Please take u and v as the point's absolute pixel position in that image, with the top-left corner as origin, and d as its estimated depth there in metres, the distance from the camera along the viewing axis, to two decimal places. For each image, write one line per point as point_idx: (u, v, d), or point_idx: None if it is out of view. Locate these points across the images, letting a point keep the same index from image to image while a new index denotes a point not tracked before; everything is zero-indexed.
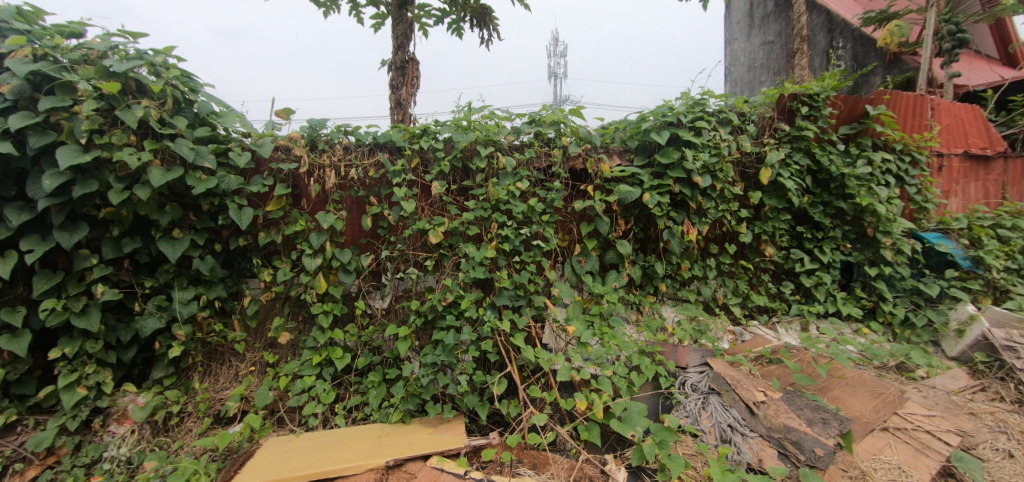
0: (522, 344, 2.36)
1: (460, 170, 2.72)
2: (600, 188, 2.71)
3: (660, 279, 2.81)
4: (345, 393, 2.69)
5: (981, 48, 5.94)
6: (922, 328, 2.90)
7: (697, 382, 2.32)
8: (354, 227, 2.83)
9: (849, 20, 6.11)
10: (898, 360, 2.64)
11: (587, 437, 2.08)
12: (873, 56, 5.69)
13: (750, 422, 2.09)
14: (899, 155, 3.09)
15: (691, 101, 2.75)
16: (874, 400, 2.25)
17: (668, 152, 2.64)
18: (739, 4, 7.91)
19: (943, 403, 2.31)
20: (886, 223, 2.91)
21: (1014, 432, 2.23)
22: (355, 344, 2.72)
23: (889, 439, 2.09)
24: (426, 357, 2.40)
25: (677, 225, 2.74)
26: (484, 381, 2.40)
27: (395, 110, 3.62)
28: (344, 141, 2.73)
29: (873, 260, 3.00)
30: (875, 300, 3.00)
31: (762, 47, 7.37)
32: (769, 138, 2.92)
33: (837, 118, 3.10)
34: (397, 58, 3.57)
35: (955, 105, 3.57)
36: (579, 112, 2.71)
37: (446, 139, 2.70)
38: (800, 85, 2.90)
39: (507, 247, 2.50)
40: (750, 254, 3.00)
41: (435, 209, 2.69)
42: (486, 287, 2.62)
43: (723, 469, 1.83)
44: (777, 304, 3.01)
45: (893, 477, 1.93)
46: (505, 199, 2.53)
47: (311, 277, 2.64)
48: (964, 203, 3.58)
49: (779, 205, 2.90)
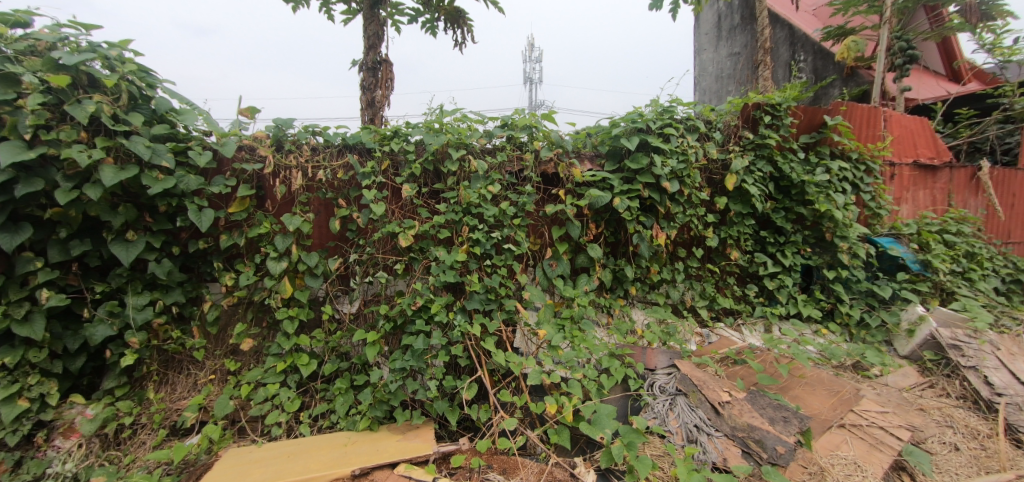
0: (493, 348, 2.34)
1: (431, 173, 2.69)
2: (571, 193, 2.73)
3: (629, 282, 2.85)
4: (311, 401, 2.61)
5: (929, 64, 6.32)
6: (876, 328, 3.04)
7: (665, 383, 2.36)
8: (322, 229, 2.76)
9: (810, 35, 6.40)
10: (854, 359, 2.77)
11: (557, 440, 2.08)
12: (831, 69, 5.99)
13: (715, 422, 2.14)
14: (855, 163, 3.25)
15: (660, 108, 2.81)
16: (832, 398, 2.34)
17: (637, 158, 2.69)
18: (707, 16, 8.17)
19: (895, 400, 2.42)
20: (843, 228, 3.03)
21: (960, 426, 2.35)
22: (322, 350, 2.66)
23: (845, 436, 2.16)
24: (395, 363, 2.36)
25: (646, 229, 2.79)
26: (454, 386, 2.38)
27: (366, 110, 3.56)
28: (312, 141, 2.66)
29: (831, 263, 3.12)
30: (833, 302, 3.13)
31: (728, 58, 7.64)
32: (734, 145, 3.02)
33: (797, 127, 3.22)
34: (368, 59, 3.52)
35: (905, 117, 3.78)
36: (552, 117, 2.73)
37: (417, 141, 2.67)
38: (763, 95, 3.00)
39: (477, 251, 2.48)
40: (716, 258, 3.09)
41: (406, 211, 2.65)
42: (457, 291, 2.60)
43: (689, 468, 1.85)
44: (742, 307, 3.10)
45: (849, 472, 1.98)
46: (476, 202, 2.52)
47: (276, 281, 2.56)
48: (914, 210, 3.78)
49: (744, 210, 2.99)
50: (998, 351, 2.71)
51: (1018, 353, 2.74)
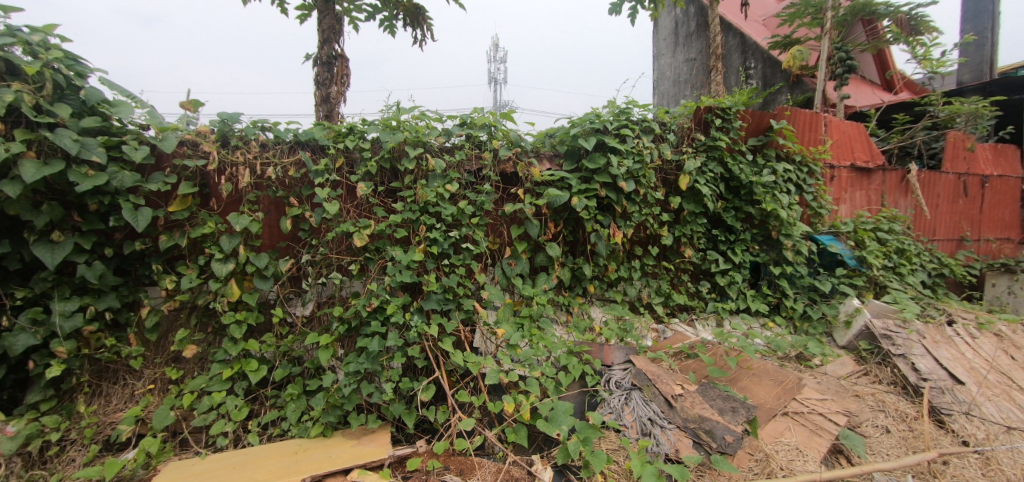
0: (451, 349, 2.32)
1: (388, 171, 2.63)
2: (530, 192, 2.75)
3: (588, 280, 2.89)
4: (260, 409, 2.50)
5: (866, 74, 6.79)
6: (818, 321, 3.23)
7: (621, 379, 2.40)
8: (273, 229, 2.65)
9: (759, 43, 6.73)
10: (797, 351, 2.93)
11: (514, 439, 2.07)
12: (779, 77, 6.33)
13: (668, 415, 2.20)
14: (798, 165, 3.43)
15: (617, 110, 2.87)
16: (776, 388, 2.45)
17: (594, 158, 2.73)
18: (665, 22, 8.41)
19: (833, 388, 2.58)
20: (788, 226, 3.19)
21: (890, 410, 2.52)
22: (273, 355, 2.55)
23: (788, 423, 2.27)
24: (349, 366, 2.30)
25: (604, 228, 2.83)
26: (410, 388, 2.33)
27: (321, 106, 3.44)
28: (260, 137, 2.55)
29: (777, 260, 3.29)
30: (779, 297, 3.29)
31: (685, 63, 7.90)
32: (687, 147, 3.12)
33: (746, 130, 3.35)
34: (323, 53, 3.41)
35: (844, 123, 4.02)
36: (511, 116, 2.73)
37: (374, 138, 2.61)
38: (714, 99, 3.12)
39: (435, 250, 2.45)
40: (671, 256, 3.18)
41: (361, 211, 2.59)
42: (415, 291, 2.56)
43: (643, 461, 1.89)
44: (695, 303, 3.21)
45: (792, 457, 2.09)
46: (434, 201, 2.48)
47: (222, 284, 2.43)
48: (851, 209, 4.03)
49: (697, 209, 3.10)
50: (923, 339, 2.93)
51: (941, 341, 2.97)
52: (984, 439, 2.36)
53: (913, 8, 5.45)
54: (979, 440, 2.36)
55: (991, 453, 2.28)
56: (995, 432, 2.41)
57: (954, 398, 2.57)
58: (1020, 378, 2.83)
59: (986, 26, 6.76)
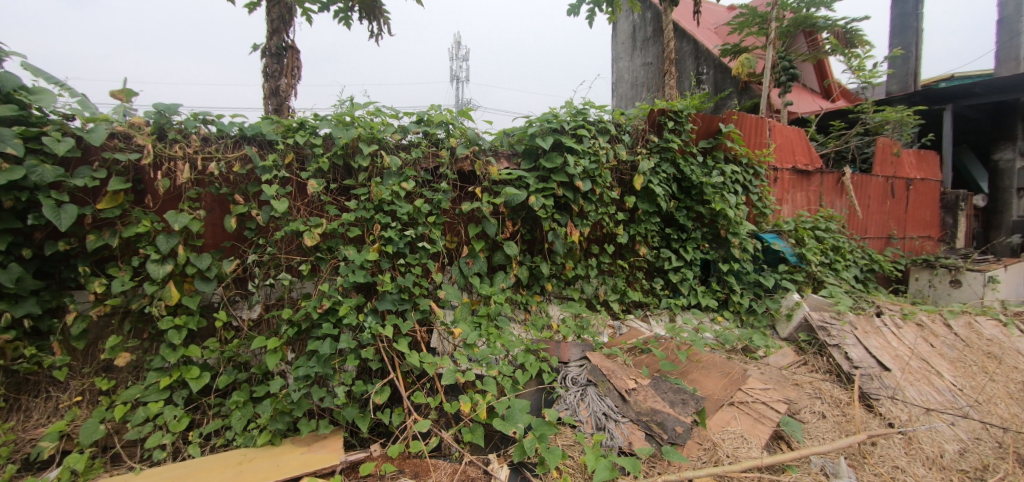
0: (406, 350, 2.28)
1: (341, 168, 2.56)
2: (487, 190, 2.74)
3: (545, 279, 2.92)
4: (202, 418, 2.36)
5: (806, 83, 7.24)
6: (762, 314, 3.41)
7: (577, 375, 2.44)
8: (216, 228, 2.50)
9: (711, 50, 7.03)
10: (743, 343, 3.08)
11: (471, 438, 2.06)
12: (729, 82, 6.70)
13: (622, 409, 2.25)
14: (745, 167, 3.60)
15: (574, 110, 2.91)
16: (723, 379, 2.56)
17: (551, 157, 2.75)
18: (624, 26, 8.62)
19: (775, 378, 2.73)
20: (735, 225, 3.35)
21: (826, 396, 2.69)
22: (216, 361, 2.42)
23: (734, 412, 2.38)
24: (298, 370, 2.21)
25: (561, 226, 2.87)
26: (364, 391, 2.27)
27: (270, 100, 3.29)
28: (202, 131, 2.40)
29: (725, 257, 3.45)
30: (727, 292, 3.45)
31: (642, 67, 8.14)
32: (642, 148, 3.21)
33: (697, 133, 3.48)
34: (272, 44, 3.26)
35: (787, 128, 4.26)
36: (468, 114, 2.71)
37: (326, 134, 2.52)
38: (667, 102, 3.23)
39: (390, 250, 2.39)
40: (627, 254, 3.26)
41: (312, 209, 2.49)
42: (370, 292, 2.50)
43: (597, 455, 1.93)
44: (649, 299, 3.31)
45: (737, 445, 2.19)
46: (388, 199, 2.43)
47: (159, 287, 2.27)
48: (793, 209, 4.27)
49: (650, 208, 3.20)
50: (855, 330, 3.15)
51: (871, 331, 3.20)
52: (907, 420, 2.57)
53: (848, 22, 5.85)
54: (902, 422, 2.56)
55: (912, 433, 2.48)
56: (916, 414, 2.63)
57: (881, 383, 2.78)
58: (937, 363, 3.09)
59: (910, 42, 7.36)
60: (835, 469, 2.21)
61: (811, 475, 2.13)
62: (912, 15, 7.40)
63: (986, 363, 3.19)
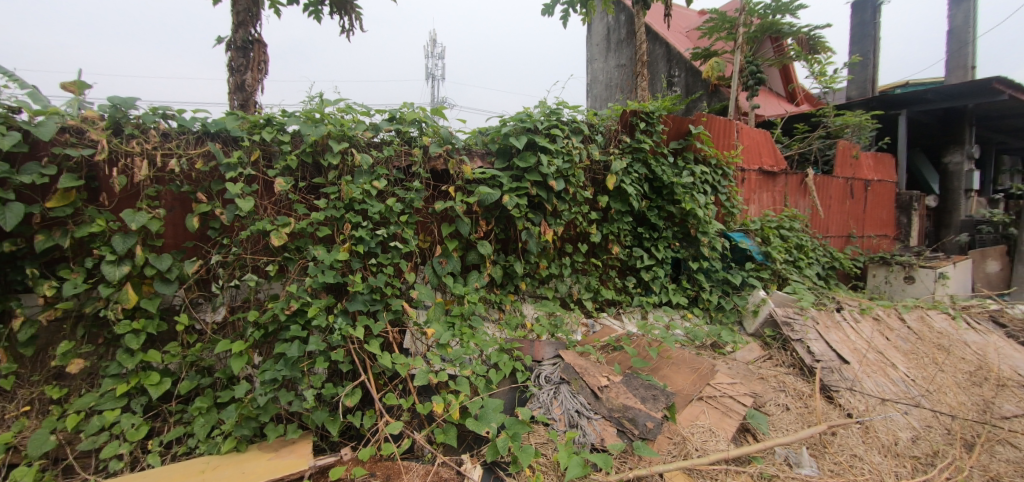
0: (378, 351, 2.24)
1: (310, 166, 2.49)
2: (461, 190, 2.73)
3: (519, 278, 2.92)
4: (163, 426, 2.27)
5: (773, 87, 7.50)
6: (730, 311, 3.52)
7: (550, 373, 2.46)
8: (177, 228, 2.40)
9: (683, 54, 7.20)
10: (712, 339, 3.17)
11: (443, 440, 2.04)
12: (699, 86, 6.89)
13: (594, 406, 2.27)
14: (714, 168, 3.70)
15: (547, 110, 2.92)
16: (692, 375, 2.62)
17: (525, 156, 2.76)
18: (598, 27, 8.72)
19: (741, 372, 2.82)
20: (704, 225, 3.44)
21: (790, 389, 2.79)
22: (177, 366, 2.32)
23: (703, 407, 2.43)
24: (265, 374, 2.15)
25: (535, 226, 2.88)
26: (334, 393, 2.23)
27: (235, 95, 3.18)
28: (161, 126, 2.30)
29: (695, 255, 3.53)
30: (696, 290, 3.54)
31: (616, 69, 8.25)
32: (614, 148, 3.25)
33: (667, 134, 3.55)
34: (238, 37, 3.15)
35: (753, 130, 4.39)
36: (441, 113, 2.69)
37: (295, 131, 2.46)
38: (639, 103, 3.28)
39: (361, 249, 2.35)
40: (599, 253, 3.30)
41: (280, 207, 2.43)
42: (340, 293, 2.45)
43: (570, 452, 1.94)
44: (622, 297, 3.37)
45: (705, 438, 2.25)
46: (359, 198, 2.38)
47: (115, 289, 2.16)
48: (760, 209, 4.41)
49: (622, 208, 3.24)
50: (817, 324, 3.28)
51: (831, 325, 3.34)
52: (864, 410, 2.69)
53: (811, 29, 6.08)
54: (860, 412, 2.68)
55: (869, 423, 2.60)
56: (872, 404, 2.76)
57: (841, 375, 2.90)
58: (892, 356, 3.25)
59: (868, 49, 7.71)
60: (797, 459, 2.32)
61: (776, 465, 2.19)
62: (870, 24, 7.75)
63: (936, 354, 3.37)
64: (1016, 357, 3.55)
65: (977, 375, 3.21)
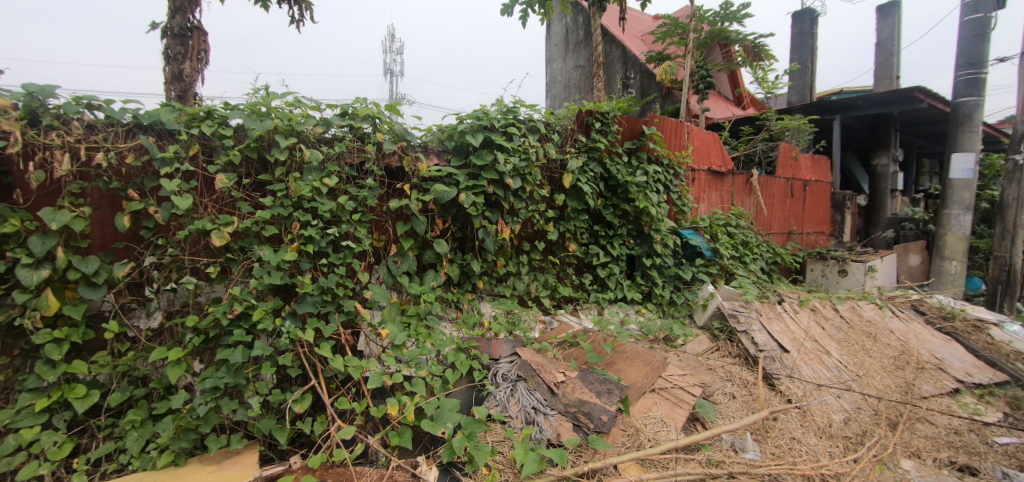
0: (330, 354, 2.17)
1: (256, 162, 2.37)
2: (417, 188, 2.68)
3: (476, 277, 2.92)
4: (90, 442, 2.09)
5: (721, 90, 7.86)
6: (681, 305, 3.67)
7: (507, 371, 2.46)
8: (105, 228, 2.22)
9: (638, 56, 7.42)
10: (665, 333, 3.28)
11: (398, 442, 2.00)
12: (654, 88, 7.14)
13: (550, 401, 2.30)
14: (666, 167, 3.83)
15: (504, 108, 2.92)
16: (645, 368, 2.70)
17: (481, 154, 2.75)
18: (556, 28, 8.80)
19: (691, 364, 2.93)
20: (657, 222, 3.55)
21: (736, 379, 2.94)
22: (107, 377, 2.15)
23: (655, 398, 2.51)
24: (205, 382, 2.03)
25: (491, 224, 2.87)
26: (282, 400, 2.13)
27: (172, 85, 2.98)
28: (86, 117, 2.12)
29: (649, 252, 3.65)
30: (650, 286, 3.66)
31: (574, 69, 8.38)
32: (570, 147, 3.30)
33: (622, 134, 3.64)
34: (174, 24, 2.94)
35: (703, 132, 4.58)
36: (395, 108, 2.63)
37: (238, 125, 2.33)
38: (594, 103, 3.35)
39: (310, 249, 2.26)
40: (557, 251, 3.35)
41: (222, 206, 2.30)
42: (289, 294, 2.35)
43: (526, 448, 1.96)
44: (579, 294, 3.43)
45: (657, 429, 2.33)
46: (308, 195, 2.29)
47: (32, 295, 1.96)
48: (709, 207, 4.61)
49: (579, 206, 3.30)
50: (761, 316, 3.47)
51: (773, 317, 3.55)
52: (802, 396, 2.87)
53: (756, 37, 6.42)
54: (798, 397, 2.86)
55: (806, 407, 2.77)
56: (809, 389, 2.95)
57: (782, 364, 3.08)
58: (827, 344, 3.49)
59: (807, 58, 8.22)
60: (743, 445, 2.44)
61: (722, 451, 2.30)
62: (809, 34, 8.27)
63: (865, 342, 3.64)
64: (933, 342, 3.90)
65: (900, 359, 3.50)
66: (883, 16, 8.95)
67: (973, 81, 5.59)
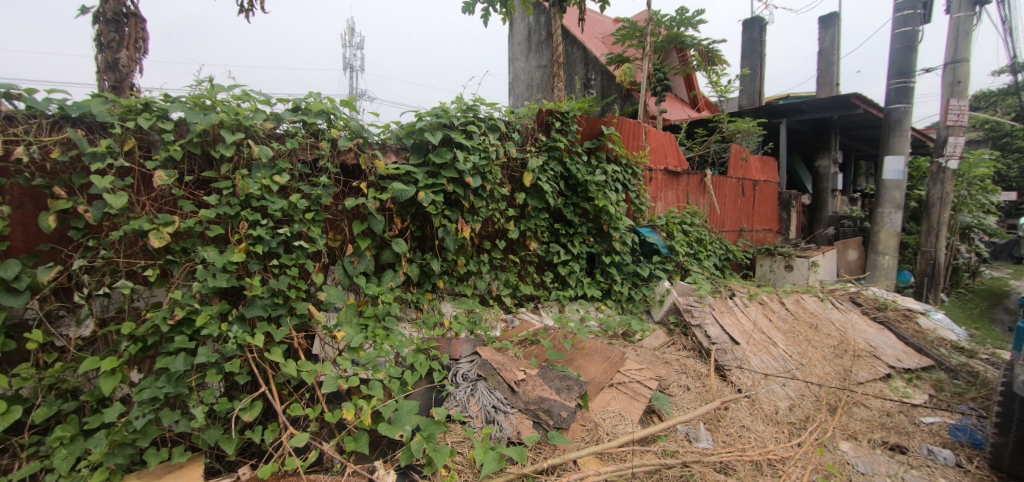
0: (281, 359, 2.09)
1: (199, 158, 2.24)
2: (374, 186, 2.63)
3: (436, 276, 2.88)
4: (11, 463, 1.91)
5: (678, 93, 8.15)
6: (639, 301, 3.77)
7: (467, 371, 2.45)
8: (28, 229, 2.03)
9: (598, 58, 7.57)
10: (623, 329, 3.37)
11: (354, 448, 1.95)
12: (613, 89, 7.32)
13: (511, 400, 2.31)
14: (624, 167, 3.91)
15: (464, 106, 2.90)
16: (604, 363, 2.76)
17: (441, 152, 2.72)
18: (519, 27, 8.82)
19: (648, 358, 3.03)
20: (615, 221, 3.63)
21: (690, 371, 3.05)
22: (31, 391, 1.97)
23: (614, 393, 2.57)
24: (143, 393, 1.91)
25: (451, 223, 2.84)
26: (229, 409, 2.03)
27: (105, 74, 2.76)
28: (4, 108, 1.93)
29: (608, 250, 3.73)
30: (609, 283, 3.74)
31: (537, 69, 8.45)
32: (530, 146, 3.33)
33: (582, 134, 3.70)
34: (108, 8, 2.73)
35: (659, 133, 4.72)
36: (351, 104, 2.56)
37: (180, 119, 2.20)
38: (554, 103, 3.38)
39: (260, 250, 2.17)
40: (518, 249, 3.37)
41: (162, 204, 2.16)
42: (236, 297, 2.25)
43: (485, 448, 1.96)
44: (540, 292, 3.47)
45: (615, 422, 2.38)
46: (257, 193, 2.19)
47: None
48: (665, 206, 4.76)
49: (539, 205, 3.33)
50: (714, 310, 3.62)
51: (725, 311, 3.71)
52: (751, 385, 3.01)
53: (709, 43, 6.68)
54: (747, 387, 3.00)
55: (755, 396, 2.92)
56: (758, 379, 3.10)
57: (732, 355, 3.22)
58: (774, 335, 3.69)
59: (756, 63, 8.64)
60: (697, 434, 2.52)
61: (677, 442, 2.39)
62: (758, 41, 8.68)
63: (808, 332, 3.87)
64: (868, 331, 4.20)
65: (839, 348, 3.75)
66: (824, 26, 9.54)
67: (903, 90, 6.05)
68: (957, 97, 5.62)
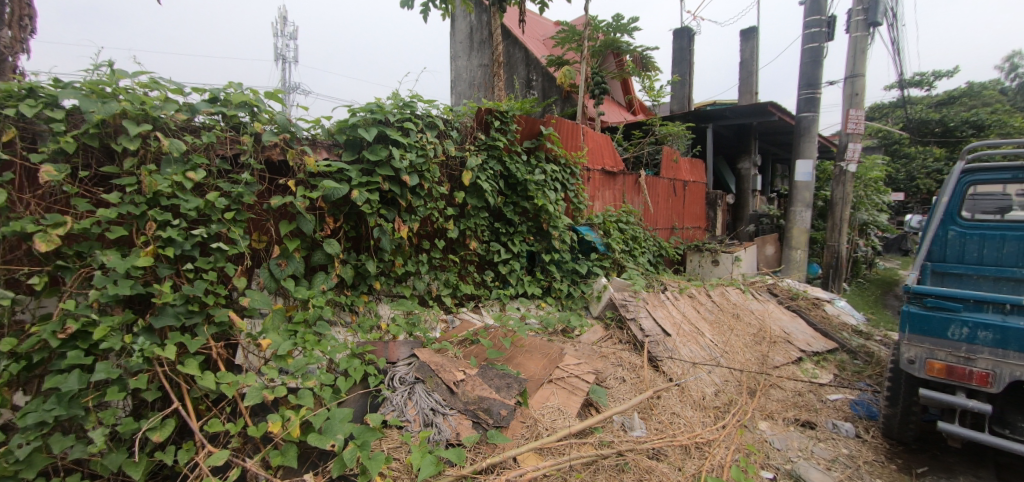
0: (197, 372, 1.92)
1: (97, 151, 2.01)
2: (303, 183, 2.49)
3: (372, 278, 2.79)
4: None
5: (615, 96, 8.48)
6: (577, 298, 3.88)
7: (404, 374, 2.39)
8: None
9: (539, 59, 7.70)
10: (563, 325, 3.44)
11: (281, 462, 1.83)
12: (554, 91, 7.48)
13: (449, 401, 2.29)
14: (563, 167, 3.99)
15: (400, 103, 2.84)
16: (543, 360, 2.82)
17: (375, 150, 2.63)
18: (460, 25, 8.76)
19: (586, 352, 3.14)
20: (554, 219, 3.71)
21: (625, 363, 3.18)
22: None
23: (552, 388, 2.62)
24: (26, 417, 1.68)
25: (388, 222, 2.77)
26: (135, 429, 1.84)
27: None
28: None
29: (547, 248, 3.81)
30: (549, 281, 3.82)
31: (479, 68, 8.46)
32: (469, 145, 3.31)
33: (521, 134, 3.73)
34: None
35: (597, 134, 4.88)
36: (276, 97, 2.41)
37: (73, 107, 1.96)
38: (493, 102, 3.39)
39: (171, 253, 1.98)
40: (457, 248, 3.35)
41: (51, 203, 1.92)
42: (144, 306, 2.04)
43: (423, 452, 1.91)
44: (480, 291, 3.47)
45: (554, 417, 2.43)
46: (167, 191, 1.99)
47: None
48: (603, 205, 4.93)
49: (479, 204, 3.33)
50: (647, 304, 3.80)
51: (657, 304, 3.90)
52: (681, 374, 3.20)
53: (643, 49, 6.99)
54: (677, 376, 3.18)
55: (684, 384, 3.10)
56: (687, 367, 3.29)
57: (664, 346, 3.40)
58: (701, 326, 3.94)
59: (686, 70, 9.17)
60: (630, 423, 2.64)
61: (613, 432, 2.47)
62: (687, 50, 9.23)
63: (731, 322, 4.18)
64: (782, 318, 4.61)
65: (758, 335, 4.07)
66: (745, 39, 10.30)
67: (811, 99, 6.66)
68: (855, 108, 6.28)
